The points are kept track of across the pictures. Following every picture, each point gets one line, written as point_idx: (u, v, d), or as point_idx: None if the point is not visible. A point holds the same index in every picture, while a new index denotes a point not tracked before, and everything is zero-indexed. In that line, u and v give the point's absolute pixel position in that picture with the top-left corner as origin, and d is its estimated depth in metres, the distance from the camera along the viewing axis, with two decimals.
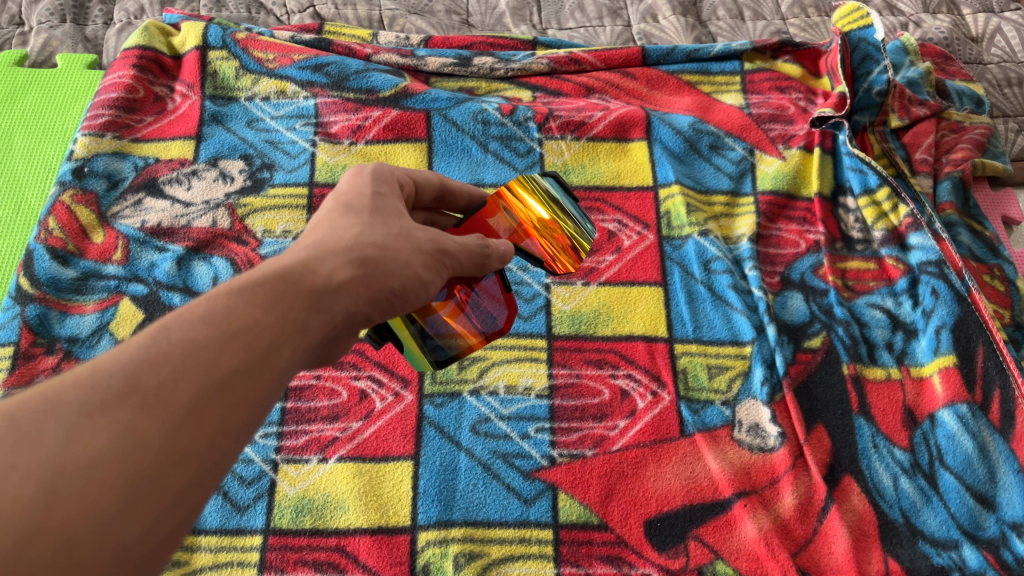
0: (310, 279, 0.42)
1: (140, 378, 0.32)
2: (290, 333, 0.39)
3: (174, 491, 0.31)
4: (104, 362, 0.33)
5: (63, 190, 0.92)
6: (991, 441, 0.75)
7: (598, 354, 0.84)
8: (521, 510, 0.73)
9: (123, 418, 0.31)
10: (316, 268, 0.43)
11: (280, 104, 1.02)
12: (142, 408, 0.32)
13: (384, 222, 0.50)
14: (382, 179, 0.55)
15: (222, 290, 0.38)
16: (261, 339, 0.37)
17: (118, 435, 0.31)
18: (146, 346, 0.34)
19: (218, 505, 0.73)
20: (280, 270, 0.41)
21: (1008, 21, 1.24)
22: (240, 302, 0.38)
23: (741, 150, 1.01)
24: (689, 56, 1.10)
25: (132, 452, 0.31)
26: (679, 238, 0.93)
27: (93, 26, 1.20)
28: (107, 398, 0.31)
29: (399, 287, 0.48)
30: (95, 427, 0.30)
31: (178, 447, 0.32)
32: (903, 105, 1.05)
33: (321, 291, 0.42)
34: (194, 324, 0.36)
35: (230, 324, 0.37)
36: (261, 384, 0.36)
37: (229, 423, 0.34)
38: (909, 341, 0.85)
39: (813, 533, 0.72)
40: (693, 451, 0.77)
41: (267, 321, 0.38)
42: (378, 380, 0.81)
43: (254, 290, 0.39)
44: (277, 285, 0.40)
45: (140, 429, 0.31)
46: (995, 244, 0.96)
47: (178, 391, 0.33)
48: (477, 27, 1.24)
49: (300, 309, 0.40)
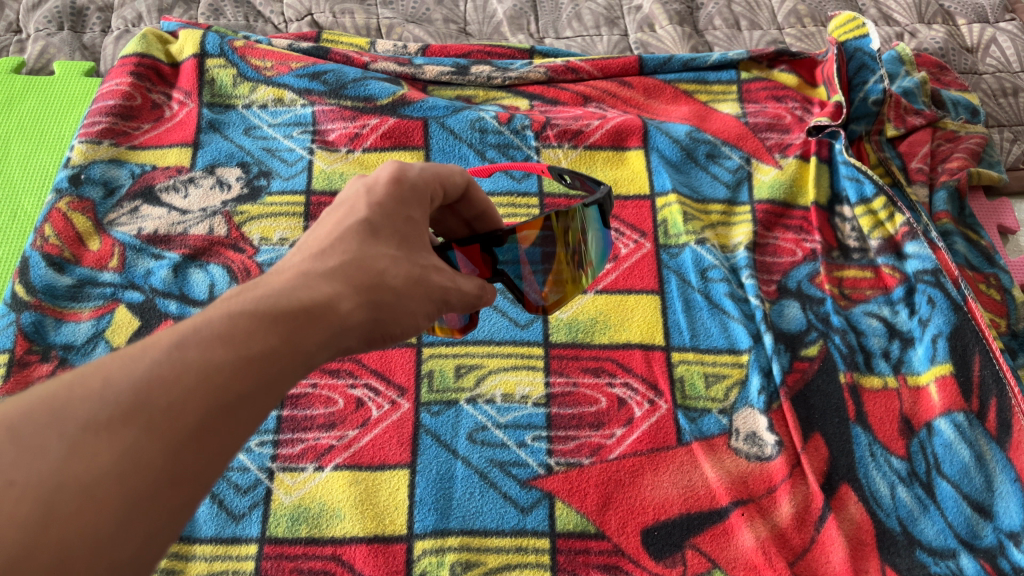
0: (329, 314, 0.42)
1: (150, 398, 0.32)
2: (301, 364, 0.39)
3: (169, 515, 0.31)
4: (115, 375, 0.33)
5: (59, 197, 0.92)
6: (988, 450, 0.75)
7: (595, 362, 0.84)
8: (517, 518, 0.73)
9: (128, 437, 0.31)
10: (336, 300, 0.43)
11: (278, 112, 1.02)
12: (148, 428, 0.32)
13: (408, 258, 0.50)
14: (414, 197, 0.54)
15: (242, 311, 0.38)
16: (271, 368, 0.37)
17: (122, 455, 0.30)
18: (159, 363, 0.34)
19: (214, 513, 0.72)
20: (299, 296, 0.41)
21: (1003, 31, 1.25)
22: (256, 327, 0.38)
23: (737, 159, 1.02)
24: (686, 66, 1.10)
25: (134, 472, 0.30)
26: (676, 246, 0.93)
27: (91, 33, 1.20)
28: (114, 415, 0.31)
29: (398, 332, 0.48)
30: (99, 443, 0.30)
31: (179, 472, 0.32)
32: (897, 114, 1.05)
33: (336, 327, 0.42)
34: (210, 346, 0.36)
35: (247, 350, 0.36)
36: (265, 415, 0.36)
37: (227, 451, 0.34)
38: (905, 350, 0.85)
39: (810, 542, 0.72)
40: (690, 459, 0.77)
41: (283, 351, 0.38)
42: (374, 388, 0.81)
43: (273, 316, 0.39)
44: (296, 312, 0.40)
45: (143, 450, 0.31)
46: (990, 254, 0.96)
47: (185, 415, 0.33)
48: (475, 35, 1.25)
49: (314, 342, 0.40)
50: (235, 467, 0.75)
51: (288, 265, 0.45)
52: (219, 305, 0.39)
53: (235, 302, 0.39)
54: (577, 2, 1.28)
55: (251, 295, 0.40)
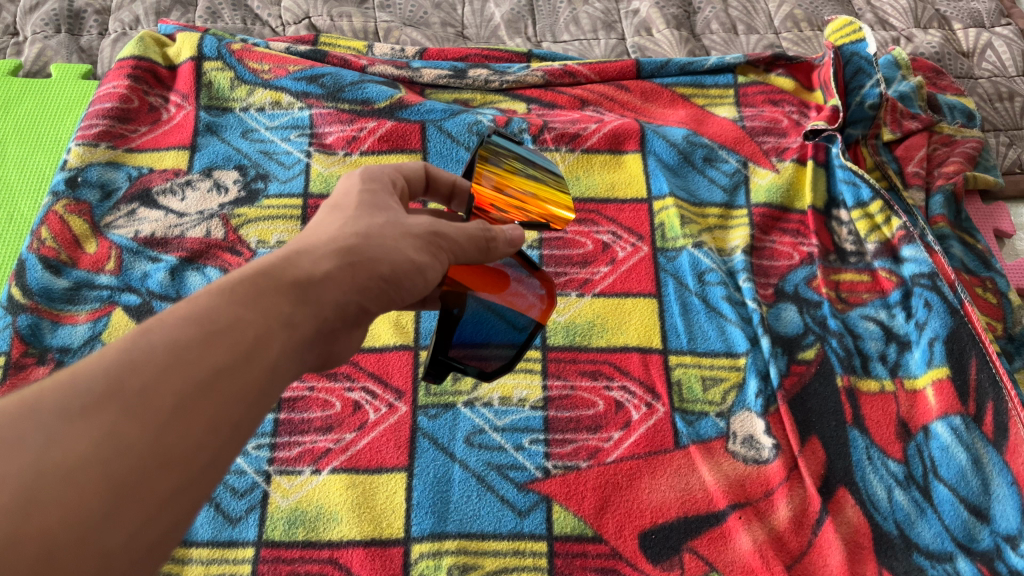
0: (292, 271, 0.43)
1: (121, 382, 0.33)
2: (277, 328, 0.39)
3: (159, 492, 0.32)
4: (84, 367, 0.33)
5: (56, 200, 0.92)
6: (985, 454, 0.75)
7: (593, 365, 0.84)
8: (515, 522, 0.73)
9: (104, 422, 0.31)
10: (297, 262, 0.44)
11: (275, 115, 1.02)
12: (124, 411, 0.32)
13: (367, 214, 0.51)
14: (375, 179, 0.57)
15: (205, 292, 0.39)
16: (244, 338, 0.38)
17: (100, 439, 0.31)
18: (128, 348, 0.34)
19: (210, 516, 0.72)
20: (260, 267, 0.42)
21: (999, 36, 1.26)
22: (222, 301, 0.38)
23: (734, 162, 1.02)
24: (683, 69, 1.10)
25: (115, 455, 0.31)
26: (673, 250, 0.93)
27: (88, 36, 1.20)
28: (86, 402, 0.32)
29: (389, 272, 0.48)
30: (75, 431, 0.31)
31: (162, 449, 0.32)
32: (894, 119, 1.06)
33: (304, 283, 0.43)
34: (176, 326, 0.36)
35: (213, 324, 0.37)
36: (248, 381, 0.37)
37: (217, 423, 0.35)
38: (902, 353, 0.85)
39: (807, 545, 0.72)
40: (687, 462, 0.77)
41: (252, 319, 0.39)
42: (372, 391, 0.81)
43: (236, 290, 0.39)
44: (259, 281, 0.41)
45: (122, 432, 0.31)
46: (987, 257, 0.97)
47: (161, 393, 0.33)
48: (472, 39, 1.25)
49: (285, 306, 0.41)
50: (231, 470, 0.75)
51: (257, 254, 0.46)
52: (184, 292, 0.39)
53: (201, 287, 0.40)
54: (574, 6, 1.28)
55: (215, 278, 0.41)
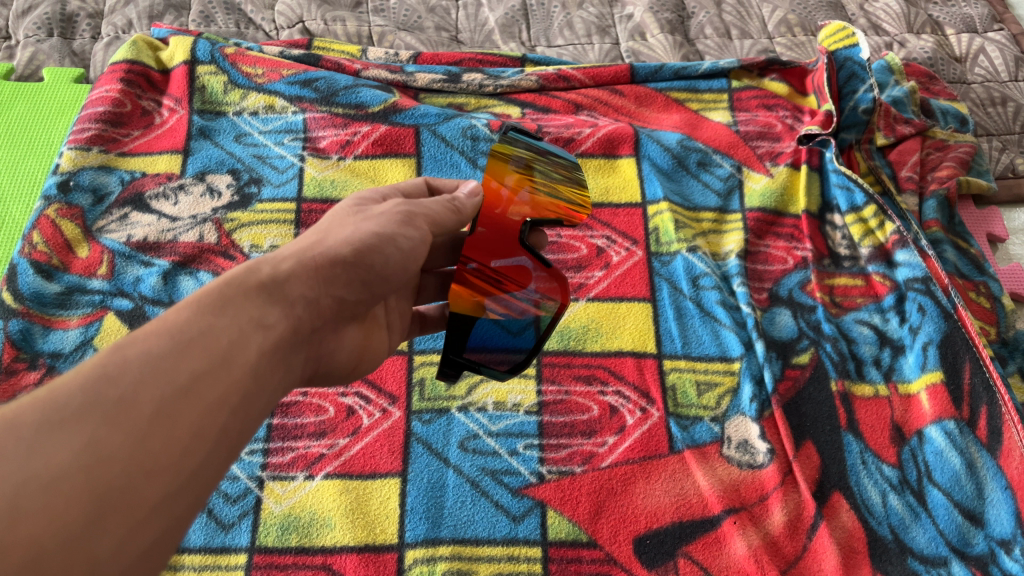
0: (255, 276, 0.45)
1: (99, 393, 0.34)
2: (248, 332, 0.42)
3: (147, 495, 0.33)
4: (60, 383, 0.35)
5: (48, 204, 0.91)
6: (979, 458, 0.75)
7: (587, 370, 0.83)
8: (509, 527, 0.73)
9: (85, 432, 0.33)
10: (261, 266, 0.47)
11: (269, 118, 1.02)
12: (104, 421, 0.34)
13: (332, 224, 0.55)
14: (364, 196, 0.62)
15: (176, 306, 0.41)
16: (217, 345, 0.40)
17: (83, 448, 0.32)
18: (102, 362, 0.36)
19: (203, 523, 0.72)
20: (227, 277, 0.44)
21: (991, 41, 1.27)
22: (192, 312, 0.40)
23: (729, 167, 1.02)
24: (677, 74, 1.11)
25: (97, 463, 0.32)
26: (667, 254, 0.93)
27: (81, 40, 1.19)
28: (65, 414, 0.33)
29: (352, 256, 0.51)
30: (57, 441, 0.32)
31: (144, 454, 0.34)
32: (888, 124, 1.06)
33: (270, 285, 0.45)
34: (149, 339, 0.38)
35: (184, 334, 0.39)
36: (226, 385, 0.39)
37: (198, 426, 0.37)
38: (896, 357, 0.85)
39: (803, 550, 0.72)
40: (682, 467, 0.76)
41: (222, 326, 0.41)
42: (365, 397, 0.81)
43: (206, 302, 0.42)
44: (226, 289, 0.43)
45: (103, 441, 0.33)
46: (980, 262, 0.97)
47: (139, 403, 0.35)
48: (466, 43, 1.25)
49: (254, 313, 0.43)
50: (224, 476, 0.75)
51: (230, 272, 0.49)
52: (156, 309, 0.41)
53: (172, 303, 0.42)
54: (568, 11, 1.28)
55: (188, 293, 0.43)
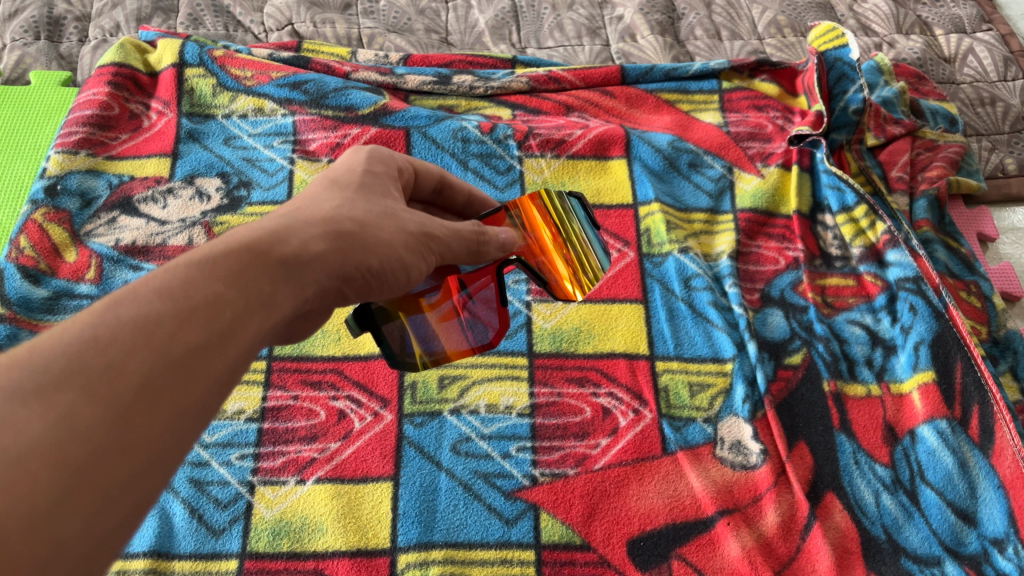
0: (281, 249, 0.43)
1: (83, 360, 0.32)
2: (254, 309, 0.39)
3: (118, 476, 0.31)
4: (44, 344, 0.32)
5: (35, 208, 0.90)
6: (972, 457, 0.75)
7: (579, 372, 0.83)
8: (502, 530, 0.72)
9: (63, 403, 0.30)
10: (286, 238, 0.44)
11: (258, 122, 1.02)
12: (84, 391, 0.31)
13: (367, 200, 0.51)
14: (384, 160, 0.58)
15: (181, 265, 0.38)
16: (219, 317, 0.37)
17: (58, 420, 0.30)
18: (93, 325, 0.33)
19: (193, 528, 0.71)
20: (247, 241, 0.42)
21: (980, 42, 1.27)
22: (199, 276, 0.38)
23: (719, 168, 1.02)
24: (668, 75, 1.11)
25: (71, 438, 0.30)
26: (659, 255, 0.93)
27: (68, 43, 1.19)
28: (44, 381, 0.31)
29: (377, 265, 0.49)
30: (31, 411, 0.29)
31: (123, 432, 0.31)
32: (878, 124, 1.06)
33: (290, 262, 0.43)
34: (149, 302, 0.35)
35: (188, 301, 0.36)
36: (221, 361, 0.36)
37: (187, 404, 0.34)
38: (888, 357, 0.85)
39: (796, 551, 0.71)
40: (675, 469, 0.76)
41: (229, 296, 0.38)
42: (356, 400, 0.80)
43: (216, 266, 0.39)
44: (243, 256, 0.41)
45: (80, 414, 0.30)
46: (971, 261, 0.97)
47: (126, 373, 0.32)
48: (456, 45, 1.25)
49: (265, 286, 0.41)
50: (215, 481, 0.74)
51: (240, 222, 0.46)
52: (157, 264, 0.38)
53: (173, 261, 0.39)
54: (558, 12, 1.28)
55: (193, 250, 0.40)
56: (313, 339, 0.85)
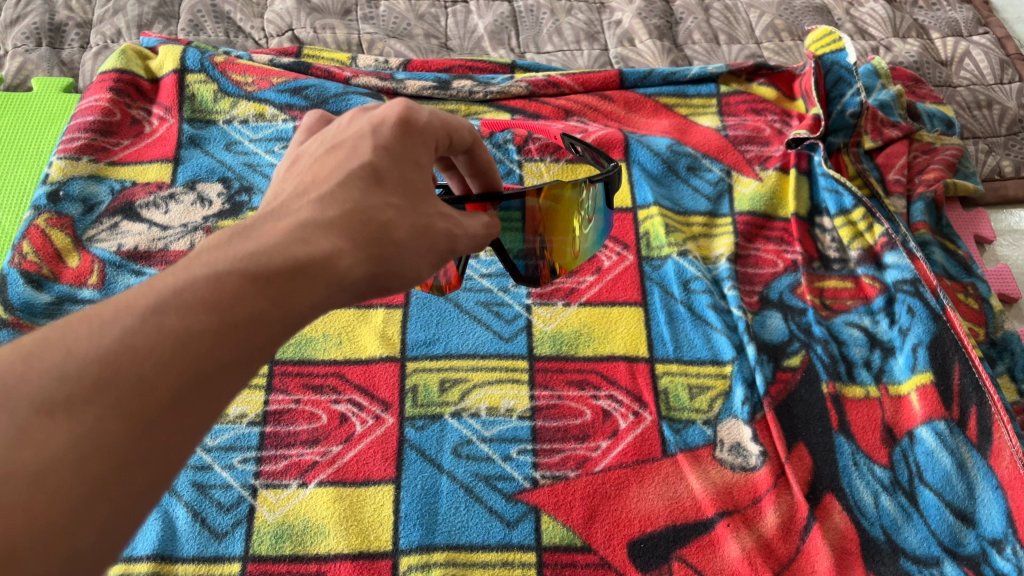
0: (328, 273, 0.40)
1: (117, 370, 0.31)
2: (291, 330, 0.37)
3: (136, 492, 0.29)
4: (79, 349, 0.31)
5: (37, 214, 0.91)
6: (969, 458, 0.76)
7: (579, 374, 0.84)
8: (504, 533, 0.73)
9: (90, 417, 0.29)
10: (337, 260, 0.41)
11: (258, 127, 1.02)
12: (114, 404, 0.30)
13: (414, 208, 0.48)
14: (420, 141, 0.52)
15: (230, 270, 0.36)
16: (258, 334, 0.35)
17: (83, 435, 0.28)
18: (132, 332, 0.32)
19: (196, 532, 0.71)
20: (300, 255, 0.39)
21: (976, 45, 1.28)
22: (244, 288, 0.36)
23: (718, 171, 1.03)
24: (666, 79, 1.11)
25: (95, 455, 0.28)
26: (658, 259, 0.94)
27: (69, 49, 1.19)
28: (75, 392, 0.29)
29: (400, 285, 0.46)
30: (55, 425, 0.28)
31: (149, 449, 0.30)
32: (875, 127, 1.07)
33: (333, 288, 0.40)
34: (192, 311, 0.34)
35: (232, 314, 0.35)
36: (251, 381, 0.35)
37: (211, 422, 0.33)
38: (886, 359, 0.85)
39: (796, 552, 0.72)
40: (675, 471, 0.77)
41: (272, 313, 0.36)
42: (358, 403, 0.81)
43: (263, 276, 0.37)
44: (293, 270, 0.38)
45: (107, 428, 0.29)
46: (968, 263, 0.98)
47: (159, 388, 0.31)
48: (456, 50, 1.25)
49: (310, 299, 0.39)
50: (217, 485, 0.74)
51: (288, 210, 0.43)
52: (204, 262, 0.37)
53: (219, 259, 0.37)
54: (557, 17, 1.29)
55: (243, 249, 0.38)
56: (315, 343, 0.85)
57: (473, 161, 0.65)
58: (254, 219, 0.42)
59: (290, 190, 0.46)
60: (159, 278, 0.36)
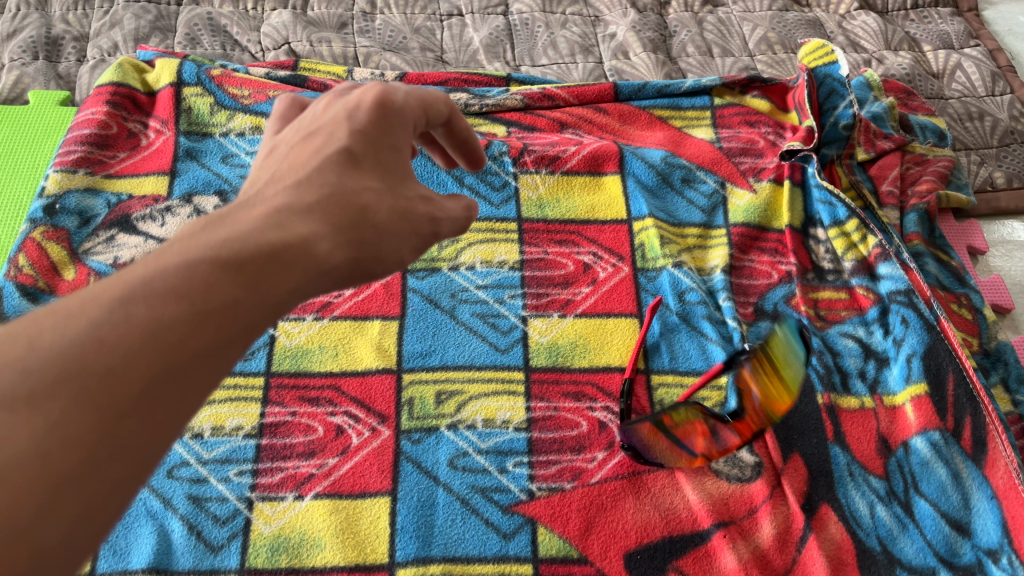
0: (305, 261, 0.40)
1: (83, 362, 0.31)
2: (268, 318, 0.38)
3: (107, 486, 0.30)
4: (44, 341, 0.31)
5: (34, 226, 0.91)
6: (964, 468, 0.77)
7: (576, 386, 0.84)
8: (499, 545, 0.73)
9: (55, 410, 0.29)
10: (314, 247, 0.41)
11: (255, 139, 1.03)
12: (80, 397, 0.30)
13: (393, 192, 0.49)
14: (397, 124, 0.53)
15: (201, 258, 0.36)
16: (233, 322, 0.35)
17: (47, 429, 0.29)
18: (100, 322, 0.32)
19: (191, 545, 0.71)
20: (275, 242, 0.39)
21: (968, 57, 1.29)
22: (216, 276, 0.36)
23: (712, 182, 1.03)
24: (660, 92, 1.12)
25: (60, 449, 0.29)
26: (653, 270, 0.94)
27: (66, 63, 1.20)
28: (39, 385, 0.30)
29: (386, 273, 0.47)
30: (20, 419, 0.29)
31: (116, 439, 0.30)
32: (868, 138, 1.08)
33: (311, 275, 0.40)
34: (162, 301, 0.34)
35: (205, 302, 0.35)
36: (224, 369, 0.35)
37: (183, 411, 0.33)
38: (881, 369, 0.86)
39: (792, 563, 0.72)
40: (671, 482, 0.77)
41: (247, 301, 0.36)
42: (354, 416, 0.80)
43: (238, 264, 0.37)
44: (268, 258, 0.38)
45: (72, 421, 0.29)
46: (961, 274, 0.98)
47: (127, 378, 0.31)
48: (451, 63, 1.26)
49: (288, 288, 0.39)
50: (214, 497, 0.74)
51: (262, 199, 0.43)
52: (176, 251, 0.37)
53: (194, 247, 0.37)
54: (552, 30, 1.30)
55: (216, 237, 0.38)
56: (312, 355, 0.85)
57: (452, 135, 0.63)
58: (228, 208, 0.42)
59: (266, 177, 0.47)
60: (131, 267, 0.36)
